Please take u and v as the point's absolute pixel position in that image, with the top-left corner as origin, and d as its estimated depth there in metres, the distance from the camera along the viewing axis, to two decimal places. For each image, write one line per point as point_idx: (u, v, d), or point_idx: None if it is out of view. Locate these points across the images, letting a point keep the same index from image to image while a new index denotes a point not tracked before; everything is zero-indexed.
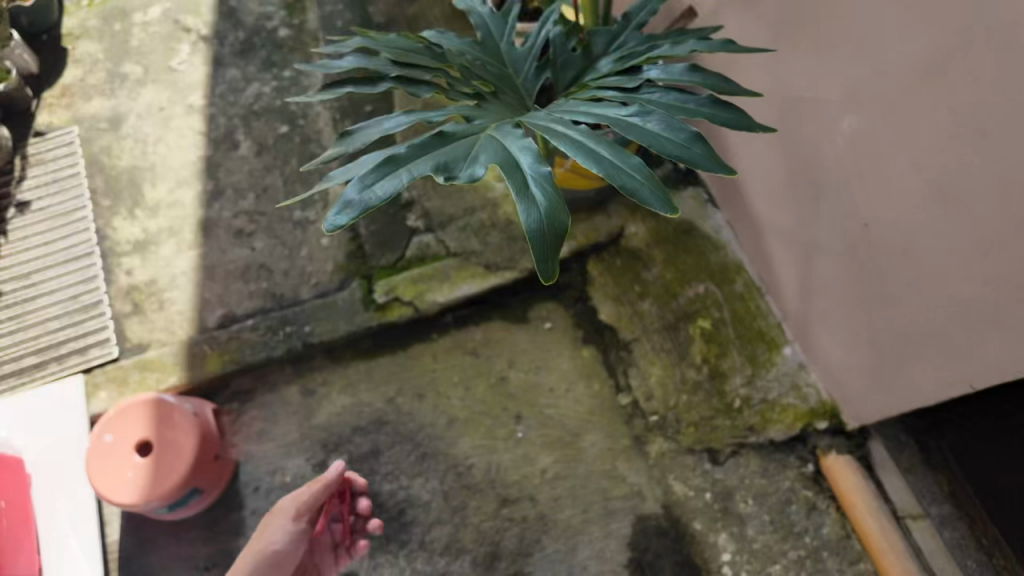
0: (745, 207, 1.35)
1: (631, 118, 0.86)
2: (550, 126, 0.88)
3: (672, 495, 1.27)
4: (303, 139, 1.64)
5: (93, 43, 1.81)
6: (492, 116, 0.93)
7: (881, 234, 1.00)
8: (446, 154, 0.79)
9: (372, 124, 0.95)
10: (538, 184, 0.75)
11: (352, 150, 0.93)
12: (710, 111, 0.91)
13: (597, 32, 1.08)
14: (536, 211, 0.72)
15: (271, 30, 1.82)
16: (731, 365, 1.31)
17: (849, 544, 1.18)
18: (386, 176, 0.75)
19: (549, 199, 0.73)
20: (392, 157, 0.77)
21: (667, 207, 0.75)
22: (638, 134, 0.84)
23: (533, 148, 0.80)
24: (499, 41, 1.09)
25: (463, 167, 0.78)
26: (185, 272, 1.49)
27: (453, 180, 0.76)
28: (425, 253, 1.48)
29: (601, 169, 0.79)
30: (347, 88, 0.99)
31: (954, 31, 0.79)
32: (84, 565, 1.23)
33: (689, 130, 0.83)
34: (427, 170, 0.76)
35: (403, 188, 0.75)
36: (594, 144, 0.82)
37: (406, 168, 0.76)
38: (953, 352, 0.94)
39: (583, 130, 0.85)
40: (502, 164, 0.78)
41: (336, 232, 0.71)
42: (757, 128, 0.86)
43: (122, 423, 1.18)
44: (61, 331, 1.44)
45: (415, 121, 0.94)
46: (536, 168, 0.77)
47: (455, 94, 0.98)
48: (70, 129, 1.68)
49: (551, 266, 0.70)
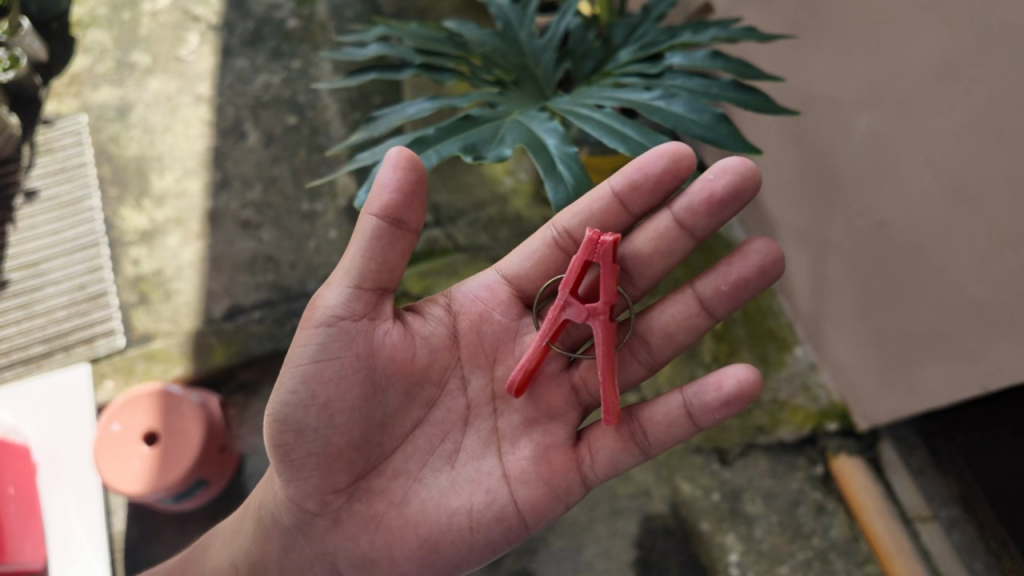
0: (757, 203, 1.33)
1: (655, 101, 0.87)
2: (575, 109, 0.88)
3: (681, 494, 1.24)
4: (312, 131, 1.63)
5: (103, 32, 1.81)
6: (515, 103, 0.94)
7: (895, 233, 0.99)
8: (473, 136, 0.83)
9: (396, 111, 0.96)
10: (564, 162, 0.82)
11: (375, 136, 0.93)
12: (732, 94, 0.89)
13: (618, 24, 1.05)
14: (563, 190, 0.80)
15: (281, 20, 1.81)
16: (742, 365, 1.30)
17: (857, 547, 1.17)
18: (414, 156, 0.80)
19: (576, 176, 0.81)
20: (420, 139, 0.81)
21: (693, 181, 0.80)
22: (662, 117, 0.85)
23: (558, 129, 0.85)
24: (519, 30, 1.04)
25: (490, 147, 0.82)
26: (191, 263, 1.49)
27: (480, 160, 0.80)
28: (433, 246, 1.46)
29: (625, 148, 0.82)
30: (372, 74, 1.03)
31: (974, 32, 0.78)
32: (91, 554, 1.23)
33: (714, 110, 0.84)
34: (455, 150, 0.81)
35: (432, 167, 0.80)
36: (619, 125, 0.84)
37: (434, 147, 0.81)
38: (963, 353, 0.93)
39: (607, 113, 0.86)
40: (528, 145, 0.83)
41: None
42: (781, 109, 0.85)
43: (129, 412, 1.17)
44: (68, 320, 1.44)
45: (439, 107, 0.95)
46: (561, 148, 0.83)
47: (477, 83, 1.01)
48: (78, 117, 1.68)
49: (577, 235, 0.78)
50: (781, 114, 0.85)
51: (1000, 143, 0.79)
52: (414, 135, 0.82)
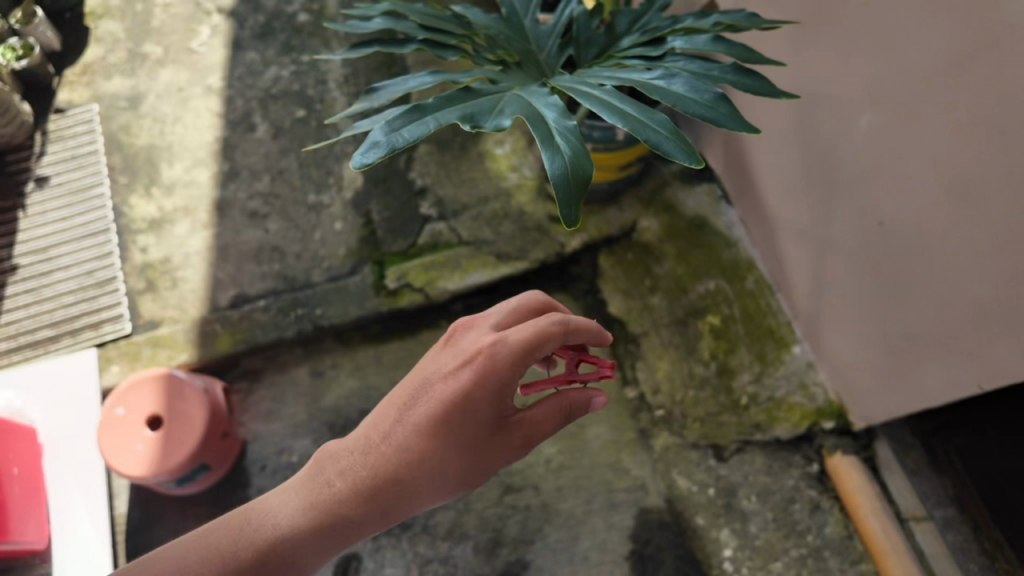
0: (758, 202, 1.35)
1: (655, 81, 0.88)
2: (575, 86, 0.90)
3: (676, 489, 1.28)
4: (319, 123, 1.65)
5: (115, 22, 1.83)
6: (516, 81, 0.96)
7: (897, 233, 0.99)
8: (472, 107, 0.82)
9: (398, 83, 0.98)
10: (562, 135, 0.78)
11: (376, 105, 0.96)
12: (733, 77, 0.90)
13: (622, 12, 1.06)
14: (561, 158, 0.74)
15: (291, 13, 1.83)
16: (740, 362, 1.32)
17: (850, 545, 1.18)
18: (413, 122, 0.78)
19: (574, 148, 0.76)
20: (419, 106, 0.80)
21: (692, 158, 0.76)
22: (662, 94, 0.85)
23: (559, 104, 0.82)
24: (523, 17, 1.07)
25: (488, 118, 0.81)
26: (199, 251, 1.51)
27: (478, 129, 0.79)
28: (436, 240, 1.48)
29: (624, 124, 0.80)
30: (374, 47, 1.04)
31: (974, 31, 0.79)
32: (94, 536, 1.25)
33: (714, 91, 0.85)
34: (454, 119, 0.79)
35: (429, 134, 0.78)
36: (618, 102, 0.84)
37: (432, 115, 0.79)
38: (963, 353, 0.93)
39: (606, 90, 0.87)
40: (527, 117, 0.81)
41: (363, 169, 0.74)
42: (780, 93, 0.86)
43: (133, 396, 1.19)
44: (76, 305, 1.46)
45: (440, 82, 0.96)
46: (561, 122, 0.80)
47: (479, 61, 1.03)
48: (90, 106, 1.70)
49: (573, 211, 0.72)
50: (780, 98, 0.86)
51: (1002, 142, 0.79)
52: (411, 104, 0.81)
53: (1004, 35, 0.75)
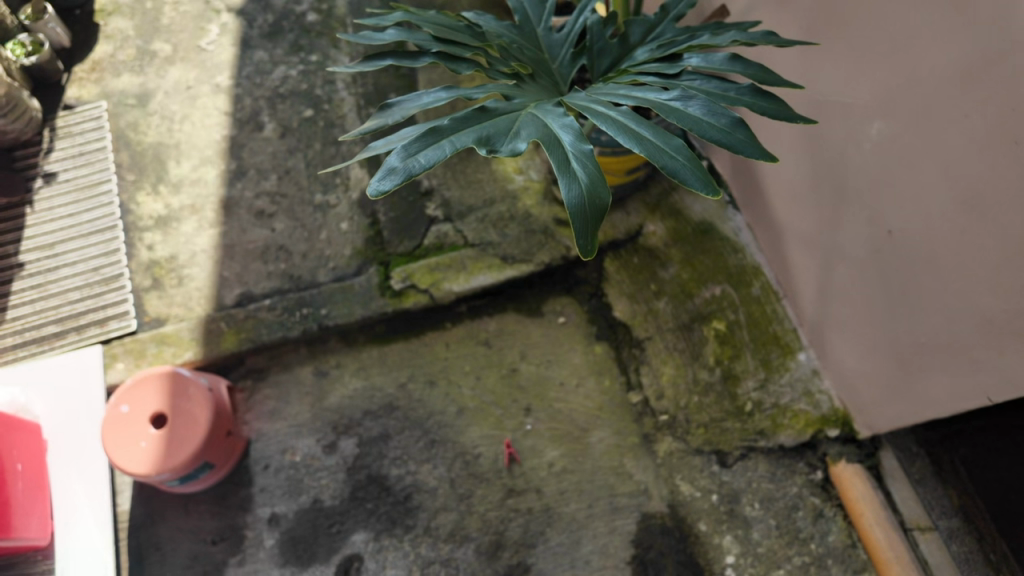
0: (766, 207, 1.34)
1: (673, 102, 0.87)
2: (591, 106, 0.89)
3: (678, 495, 1.29)
4: (327, 123, 1.65)
5: (124, 20, 1.83)
6: (530, 96, 0.95)
7: (905, 241, 0.99)
8: (489, 128, 0.81)
9: (412, 99, 0.97)
10: (579, 160, 0.77)
11: (391, 122, 0.94)
12: (750, 100, 0.90)
13: (635, 22, 1.06)
14: (577, 186, 0.73)
15: (300, 13, 1.83)
16: (744, 368, 1.31)
17: (854, 553, 1.17)
18: (428, 146, 0.77)
19: (590, 175, 0.75)
20: (434, 128, 0.78)
21: (708, 189, 0.75)
22: (680, 117, 0.84)
23: (574, 127, 0.82)
24: (536, 25, 1.10)
25: (505, 141, 0.80)
26: (205, 249, 1.51)
27: (495, 153, 0.78)
28: (442, 241, 1.48)
29: (641, 149, 0.80)
30: (388, 59, 1.02)
31: (990, 38, 0.78)
32: (96, 533, 1.25)
33: (732, 115, 0.83)
34: (470, 142, 0.78)
35: (445, 158, 0.77)
36: (635, 125, 0.83)
37: (448, 139, 0.78)
38: (970, 363, 0.93)
39: (622, 111, 0.86)
40: (543, 141, 0.80)
41: (379, 197, 0.73)
42: (798, 117, 0.85)
43: (138, 394, 1.20)
44: (82, 301, 1.47)
45: (455, 97, 0.96)
46: (577, 145, 0.79)
47: (494, 74, 0.99)
48: (99, 103, 1.71)
49: (590, 243, 0.71)
50: (798, 122, 0.84)
51: (1014, 150, 0.79)
52: (427, 127, 0.79)
53: (1018, 46, 0.75)
